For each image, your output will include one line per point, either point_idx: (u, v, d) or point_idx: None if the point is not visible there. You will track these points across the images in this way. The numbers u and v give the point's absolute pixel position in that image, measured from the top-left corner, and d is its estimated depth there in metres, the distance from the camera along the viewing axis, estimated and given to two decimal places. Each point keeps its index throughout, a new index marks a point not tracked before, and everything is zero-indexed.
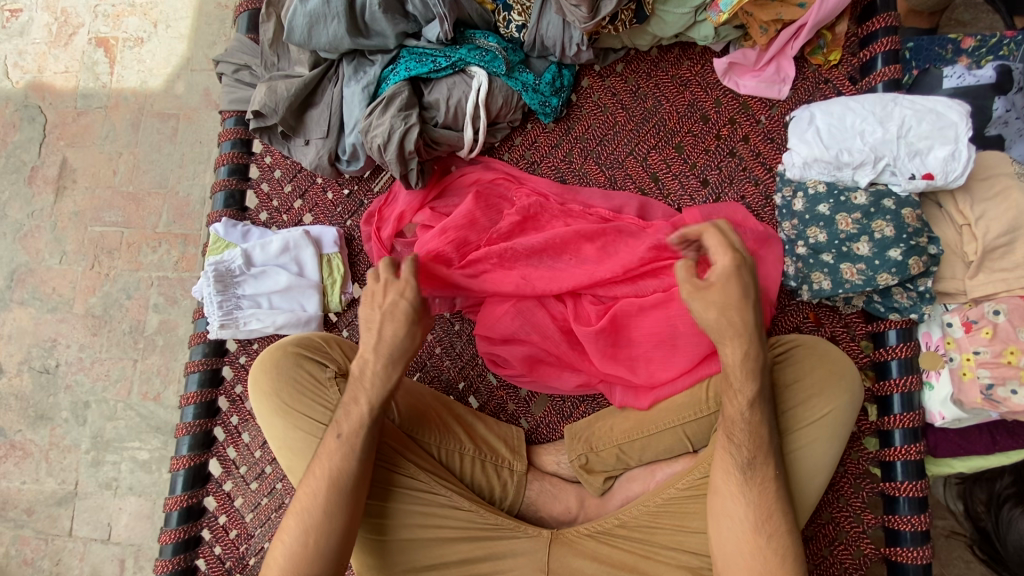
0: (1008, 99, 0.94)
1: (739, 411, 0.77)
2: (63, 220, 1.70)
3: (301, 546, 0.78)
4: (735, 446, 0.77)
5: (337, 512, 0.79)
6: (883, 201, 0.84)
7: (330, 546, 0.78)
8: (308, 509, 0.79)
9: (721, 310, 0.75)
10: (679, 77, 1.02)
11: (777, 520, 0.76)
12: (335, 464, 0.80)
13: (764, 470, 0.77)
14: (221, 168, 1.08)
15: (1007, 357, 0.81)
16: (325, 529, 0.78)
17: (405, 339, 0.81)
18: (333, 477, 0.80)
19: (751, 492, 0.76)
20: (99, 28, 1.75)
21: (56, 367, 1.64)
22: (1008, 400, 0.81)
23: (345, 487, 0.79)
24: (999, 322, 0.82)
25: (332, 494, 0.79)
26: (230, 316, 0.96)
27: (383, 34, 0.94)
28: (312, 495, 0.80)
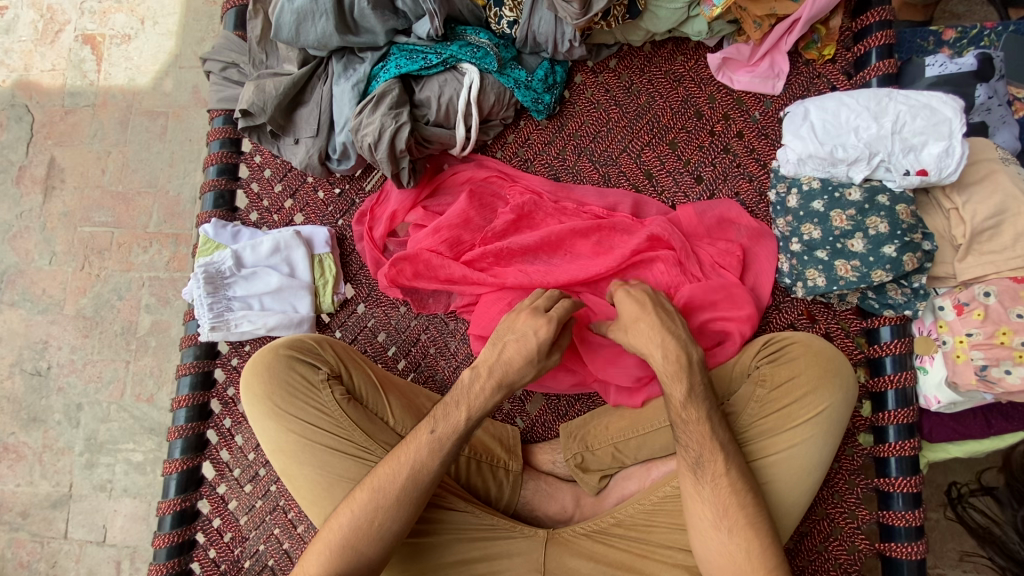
0: (990, 86, 0.95)
1: (678, 412, 0.79)
2: (52, 221, 1.67)
3: (366, 522, 0.77)
4: (683, 447, 0.79)
5: (408, 501, 0.78)
6: (878, 197, 0.83)
7: (390, 530, 0.78)
8: (382, 492, 0.79)
9: (635, 323, 0.81)
10: (672, 73, 1.01)
11: (738, 515, 0.76)
12: (419, 456, 0.80)
13: (717, 467, 0.77)
14: (210, 167, 1.07)
15: (1000, 337, 0.80)
16: (393, 513, 0.78)
17: (519, 371, 0.80)
18: (414, 467, 0.79)
19: (708, 490, 0.77)
20: (86, 25, 1.72)
21: (48, 369, 1.62)
22: (1002, 380, 0.80)
23: (426, 480, 0.79)
24: (990, 303, 0.81)
25: (410, 483, 0.79)
26: (221, 318, 0.95)
27: (373, 31, 0.92)
28: (386, 477, 0.79)
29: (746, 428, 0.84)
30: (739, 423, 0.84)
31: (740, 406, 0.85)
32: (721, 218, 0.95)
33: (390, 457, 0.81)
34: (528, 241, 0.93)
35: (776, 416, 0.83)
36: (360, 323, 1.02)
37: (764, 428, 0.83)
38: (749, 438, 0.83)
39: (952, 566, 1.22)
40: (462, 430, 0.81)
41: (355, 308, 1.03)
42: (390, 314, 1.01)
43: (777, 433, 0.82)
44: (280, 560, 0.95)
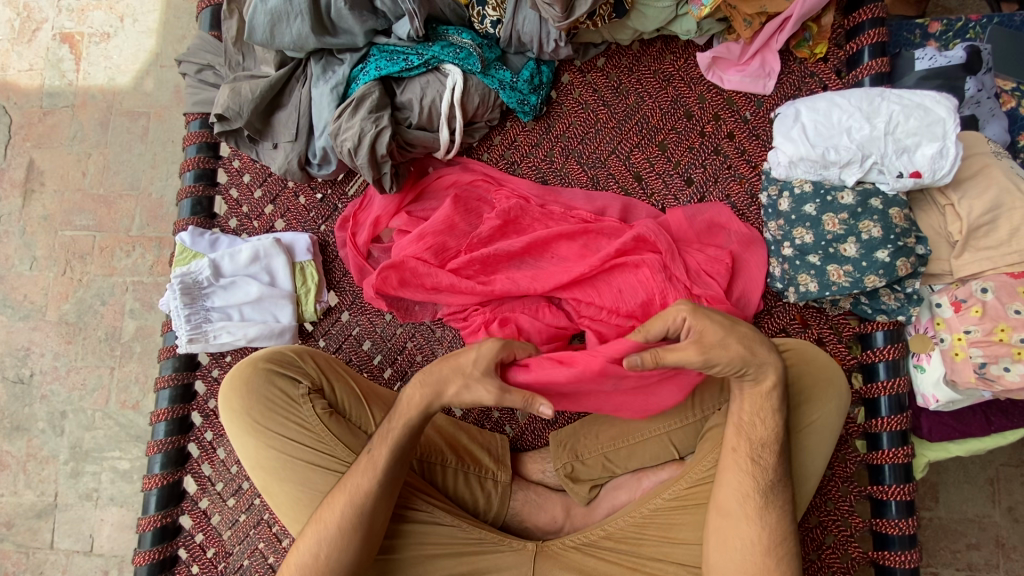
0: (978, 79, 0.93)
1: (770, 434, 0.76)
2: (32, 225, 1.63)
3: (313, 558, 0.78)
4: (762, 469, 0.76)
5: (350, 532, 0.78)
6: (870, 200, 0.81)
7: (339, 561, 0.77)
8: (325, 526, 0.79)
9: (734, 333, 0.73)
10: (661, 72, 0.99)
11: (790, 543, 0.76)
12: (358, 483, 0.79)
13: (779, 494, 0.76)
14: (187, 173, 1.03)
15: (999, 334, 0.78)
16: (339, 545, 0.78)
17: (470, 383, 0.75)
18: (352, 494, 0.79)
19: (772, 516, 0.76)
20: (63, 23, 1.67)
21: (30, 376, 1.59)
22: (1002, 378, 0.79)
23: (367, 507, 0.78)
24: (987, 300, 0.80)
25: (349, 512, 0.78)
26: (199, 330, 0.93)
27: (351, 31, 0.89)
28: (327, 513, 0.79)
29: None
30: None
31: None
32: (711, 222, 0.93)
33: (335, 490, 0.81)
34: (514, 249, 0.92)
35: None
36: (345, 331, 0.99)
37: None
38: None
39: (946, 564, 1.22)
40: (390, 448, 0.79)
41: (339, 316, 1.00)
42: (375, 322, 0.99)
43: None
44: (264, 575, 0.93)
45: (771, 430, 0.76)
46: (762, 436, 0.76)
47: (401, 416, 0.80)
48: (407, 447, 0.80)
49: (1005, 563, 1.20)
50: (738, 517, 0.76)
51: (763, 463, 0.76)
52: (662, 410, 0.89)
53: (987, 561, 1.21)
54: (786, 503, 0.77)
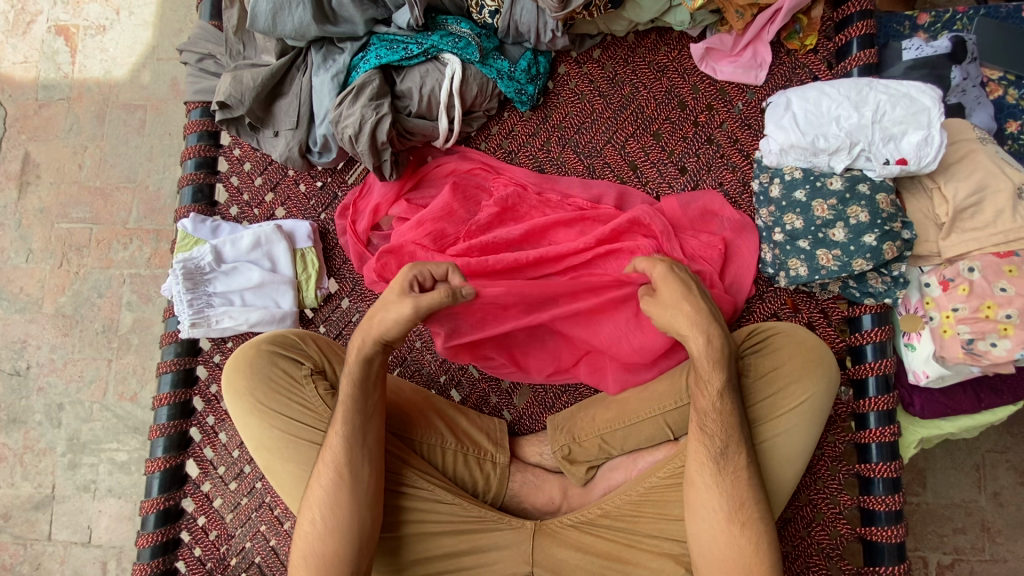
0: (963, 68, 0.95)
1: (712, 403, 0.79)
2: (28, 217, 1.63)
3: (311, 527, 0.81)
4: (708, 436, 0.79)
5: (332, 493, 0.80)
6: (858, 186, 0.83)
7: (334, 523, 0.79)
8: (314, 494, 0.82)
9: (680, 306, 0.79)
10: (656, 63, 1.01)
11: (751, 510, 0.78)
12: (330, 445, 0.82)
13: (739, 460, 0.79)
14: (188, 161, 1.04)
15: (985, 311, 0.81)
16: (331, 508, 0.80)
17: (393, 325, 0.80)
18: (326, 457, 0.82)
19: (727, 482, 0.78)
20: (59, 15, 1.67)
21: (27, 368, 1.59)
22: (988, 353, 0.82)
23: (343, 467, 0.81)
24: (974, 278, 0.82)
25: (329, 474, 0.81)
26: (202, 314, 0.94)
27: (351, 20, 0.91)
28: (314, 484, 0.82)
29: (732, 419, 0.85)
30: None
31: None
32: (705, 210, 0.95)
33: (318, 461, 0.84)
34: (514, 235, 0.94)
35: (760, 407, 0.84)
36: (345, 318, 1.01)
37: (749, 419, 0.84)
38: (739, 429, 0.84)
39: (933, 548, 1.25)
40: (345, 407, 0.82)
41: (339, 302, 1.01)
42: None
43: (764, 423, 0.83)
44: (266, 557, 0.95)
45: (712, 400, 0.79)
46: (706, 405, 0.80)
47: (346, 371, 0.84)
48: (363, 399, 0.83)
49: (990, 546, 1.24)
50: (702, 488, 0.79)
51: (709, 432, 0.79)
52: (657, 393, 0.91)
53: (972, 545, 1.24)
54: (742, 471, 0.79)
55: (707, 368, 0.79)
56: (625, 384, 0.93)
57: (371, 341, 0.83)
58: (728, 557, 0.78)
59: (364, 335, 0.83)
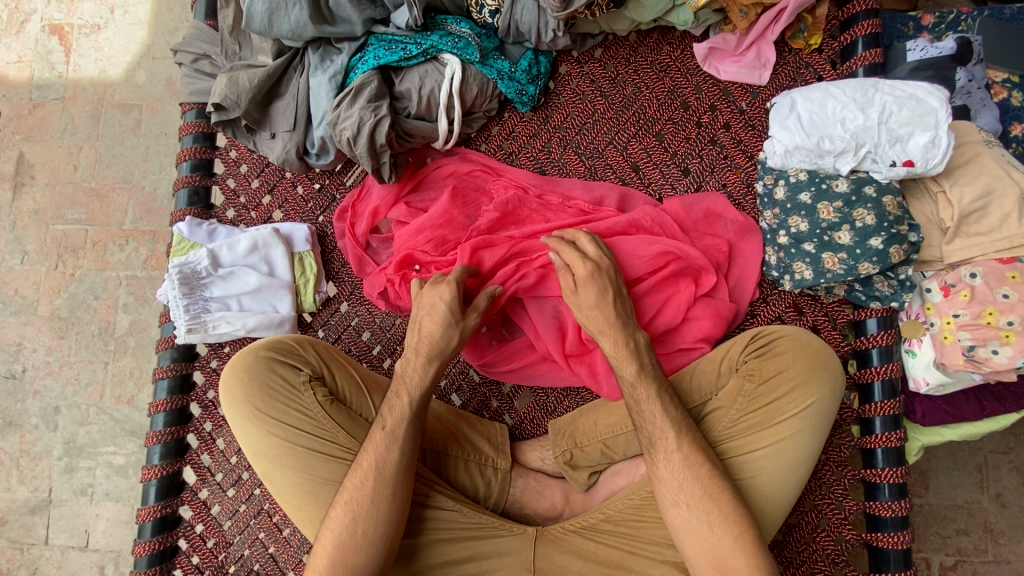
0: (968, 69, 0.94)
1: (628, 392, 0.83)
2: (22, 219, 1.62)
3: (350, 535, 0.78)
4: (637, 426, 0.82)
5: (385, 502, 0.79)
6: (864, 188, 0.82)
7: (378, 532, 0.79)
8: (355, 501, 0.79)
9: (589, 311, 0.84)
10: (659, 63, 1.00)
11: (717, 502, 0.77)
12: (382, 457, 0.81)
13: (670, 445, 0.80)
14: (184, 163, 1.03)
15: (987, 317, 0.80)
16: (373, 516, 0.79)
17: (442, 338, 0.84)
18: (377, 467, 0.80)
19: (663, 469, 0.80)
20: (53, 14, 1.65)
21: (22, 372, 1.58)
22: (990, 361, 0.81)
23: (395, 477, 0.80)
24: (976, 284, 0.82)
25: (380, 486, 0.80)
26: (198, 320, 0.92)
27: (349, 21, 0.90)
28: (354, 492, 0.80)
29: (731, 426, 0.84)
30: (727, 417, 0.84)
31: (725, 403, 0.84)
32: (708, 212, 0.94)
33: (354, 469, 0.82)
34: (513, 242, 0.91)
35: (760, 412, 0.83)
36: (344, 322, 1.00)
37: (748, 424, 0.83)
38: (733, 434, 0.83)
39: (936, 549, 1.24)
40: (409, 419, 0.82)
41: (338, 306, 1.00)
42: (374, 312, 0.99)
43: (766, 429, 0.82)
44: (265, 564, 0.93)
45: (630, 388, 0.82)
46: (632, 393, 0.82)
47: (412, 383, 0.84)
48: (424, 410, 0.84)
49: (992, 547, 1.23)
50: (667, 482, 0.79)
51: (639, 420, 0.82)
52: None
53: (975, 546, 1.23)
54: (701, 468, 0.78)
55: (621, 360, 0.83)
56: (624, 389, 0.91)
57: (423, 350, 0.85)
58: (706, 557, 0.77)
59: (416, 351, 0.85)
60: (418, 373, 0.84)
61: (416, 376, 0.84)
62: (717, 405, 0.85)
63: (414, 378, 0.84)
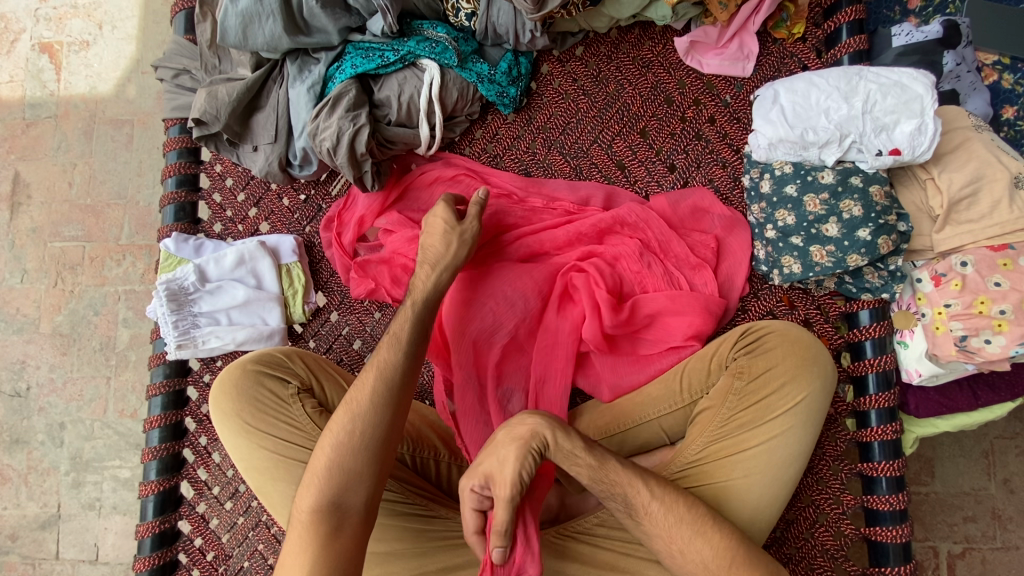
0: (956, 53, 0.92)
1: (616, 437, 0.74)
2: (21, 237, 1.63)
3: (348, 435, 0.75)
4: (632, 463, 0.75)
5: (385, 402, 0.77)
6: (851, 179, 0.81)
7: (376, 431, 0.75)
8: (356, 401, 0.77)
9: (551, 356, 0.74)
10: (640, 59, 0.98)
11: (682, 526, 0.75)
12: (385, 357, 0.79)
13: (646, 487, 0.75)
14: (169, 179, 1.03)
15: (979, 307, 0.79)
16: (372, 417, 0.76)
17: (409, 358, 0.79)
18: (381, 367, 0.78)
19: (657, 503, 0.75)
20: (43, 33, 1.66)
21: (27, 390, 1.59)
22: (982, 350, 0.80)
23: (398, 381, 0.78)
24: (967, 273, 0.80)
25: (379, 387, 0.77)
26: (187, 336, 0.93)
27: (325, 30, 0.89)
28: (361, 390, 0.78)
29: (723, 425, 0.83)
30: (717, 416, 0.83)
31: (717, 401, 0.84)
32: (695, 207, 0.93)
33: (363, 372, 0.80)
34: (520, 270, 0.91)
35: (753, 408, 0.82)
36: (335, 331, 1.00)
37: (740, 422, 0.82)
38: (728, 431, 0.82)
39: (944, 537, 1.23)
40: (411, 320, 0.80)
41: (328, 316, 1.00)
42: (365, 321, 0.99)
43: (756, 428, 0.81)
44: None
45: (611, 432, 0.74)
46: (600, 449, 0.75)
47: (418, 292, 0.81)
48: (427, 321, 0.82)
49: (1001, 534, 1.22)
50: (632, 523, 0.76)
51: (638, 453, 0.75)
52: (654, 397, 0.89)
53: (983, 533, 1.22)
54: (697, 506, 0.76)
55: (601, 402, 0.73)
56: (619, 390, 0.91)
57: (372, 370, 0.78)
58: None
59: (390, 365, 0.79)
60: (423, 279, 0.82)
61: (422, 287, 0.82)
62: (706, 405, 0.85)
63: (418, 292, 0.81)
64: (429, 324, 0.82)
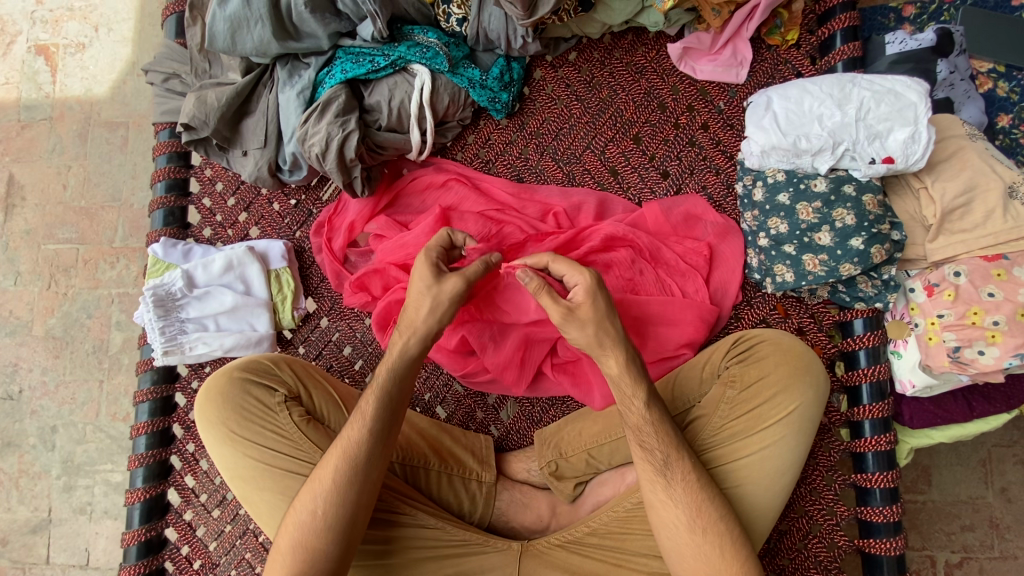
0: (950, 61, 0.92)
1: (642, 417, 0.78)
2: (14, 240, 1.62)
3: (310, 515, 0.76)
4: (647, 452, 0.78)
5: (346, 484, 0.77)
6: (844, 187, 0.80)
7: (338, 514, 0.76)
8: (320, 481, 0.78)
9: (598, 323, 0.76)
10: (633, 65, 0.98)
11: (711, 513, 0.76)
12: (351, 436, 0.79)
13: (682, 465, 0.77)
14: (159, 184, 1.02)
15: (972, 317, 0.78)
16: (335, 498, 0.77)
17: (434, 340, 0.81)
18: (345, 445, 0.78)
19: (678, 492, 0.77)
20: (38, 35, 1.66)
21: (18, 393, 1.58)
22: (975, 362, 0.79)
23: (363, 460, 0.78)
24: (960, 283, 0.79)
25: (344, 466, 0.78)
26: (174, 342, 0.92)
27: (315, 35, 0.88)
28: (325, 471, 0.79)
29: (715, 434, 0.82)
30: (709, 425, 0.82)
31: (710, 409, 0.83)
32: (687, 214, 0.93)
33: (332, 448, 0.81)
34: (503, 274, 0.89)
35: (745, 417, 0.81)
36: (325, 337, 0.99)
37: (732, 431, 0.81)
38: (720, 441, 0.81)
39: (941, 547, 1.22)
40: (377, 393, 0.80)
41: (318, 322, 0.99)
42: (355, 327, 0.98)
43: (748, 437, 0.80)
44: None
45: (640, 413, 0.77)
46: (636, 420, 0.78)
47: (388, 360, 0.82)
48: (397, 398, 0.81)
49: (998, 543, 1.20)
50: (654, 505, 0.78)
51: (648, 447, 0.78)
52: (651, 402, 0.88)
53: (980, 543, 1.21)
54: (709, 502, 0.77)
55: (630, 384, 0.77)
56: (611, 398, 0.90)
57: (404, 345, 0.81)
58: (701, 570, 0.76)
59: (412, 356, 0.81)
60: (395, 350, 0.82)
61: (395, 355, 0.81)
62: (700, 413, 0.84)
63: (391, 357, 0.82)
64: (399, 399, 0.81)
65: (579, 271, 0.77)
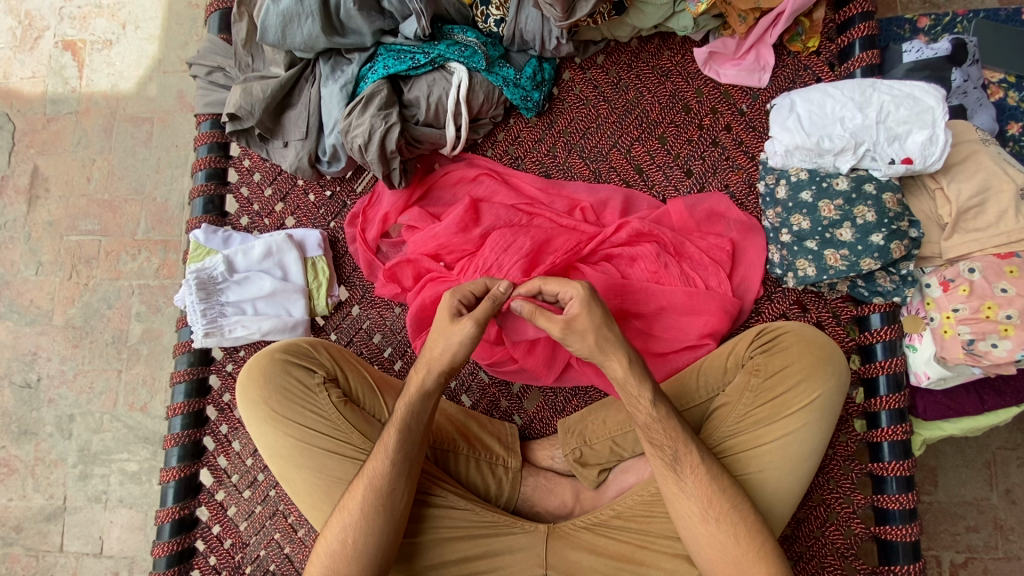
0: (964, 70, 0.96)
1: (648, 415, 0.79)
2: (37, 230, 1.65)
3: (341, 544, 0.79)
4: (656, 449, 0.80)
5: (374, 514, 0.80)
6: (864, 186, 0.84)
7: (367, 542, 0.79)
8: (348, 511, 0.80)
9: (597, 331, 0.77)
10: (660, 68, 1.02)
11: (722, 504, 0.79)
12: (374, 467, 0.81)
13: (692, 459, 0.80)
14: (198, 173, 1.06)
15: (986, 312, 0.82)
16: (364, 528, 0.79)
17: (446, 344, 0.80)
18: (372, 478, 0.81)
19: (689, 484, 0.79)
20: (66, 31, 1.70)
21: (37, 381, 1.60)
22: (989, 354, 0.82)
23: (388, 491, 0.80)
24: (975, 279, 0.83)
25: (371, 496, 0.80)
26: (215, 324, 0.95)
27: (359, 32, 0.92)
28: (351, 500, 0.81)
29: (738, 421, 0.85)
30: (733, 413, 0.85)
31: (734, 397, 0.86)
32: (711, 211, 0.96)
33: (356, 480, 0.83)
34: (515, 257, 0.92)
35: (769, 406, 0.84)
36: (355, 325, 1.02)
37: (756, 418, 0.84)
38: (743, 427, 0.84)
39: (946, 547, 1.24)
40: (400, 428, 0.82)
41: (350, 310, 1.02)
42: (385, 315, 1.01)
43: (772, 424, 0.83)
44: (281, 564, 0.95)
45: (646, 412, 0.79)
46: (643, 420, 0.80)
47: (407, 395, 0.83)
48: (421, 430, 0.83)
49: (1003, 544, 1.23)
50: (670, 499, 0.81)
51: (657, 443, 0.80)
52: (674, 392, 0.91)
53: (986, 543, 1.24)
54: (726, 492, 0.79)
55: (635, 382, 0.79)
56: None
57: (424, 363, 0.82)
58: (718, 557, 0.78)
59: (426, 367, 0.82)
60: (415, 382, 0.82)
61: (416, 386, 0.82)
62: (723, 401, 0.87)
63: (410, 393, 0.82)
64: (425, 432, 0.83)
65: (572, 285, 0.78)
